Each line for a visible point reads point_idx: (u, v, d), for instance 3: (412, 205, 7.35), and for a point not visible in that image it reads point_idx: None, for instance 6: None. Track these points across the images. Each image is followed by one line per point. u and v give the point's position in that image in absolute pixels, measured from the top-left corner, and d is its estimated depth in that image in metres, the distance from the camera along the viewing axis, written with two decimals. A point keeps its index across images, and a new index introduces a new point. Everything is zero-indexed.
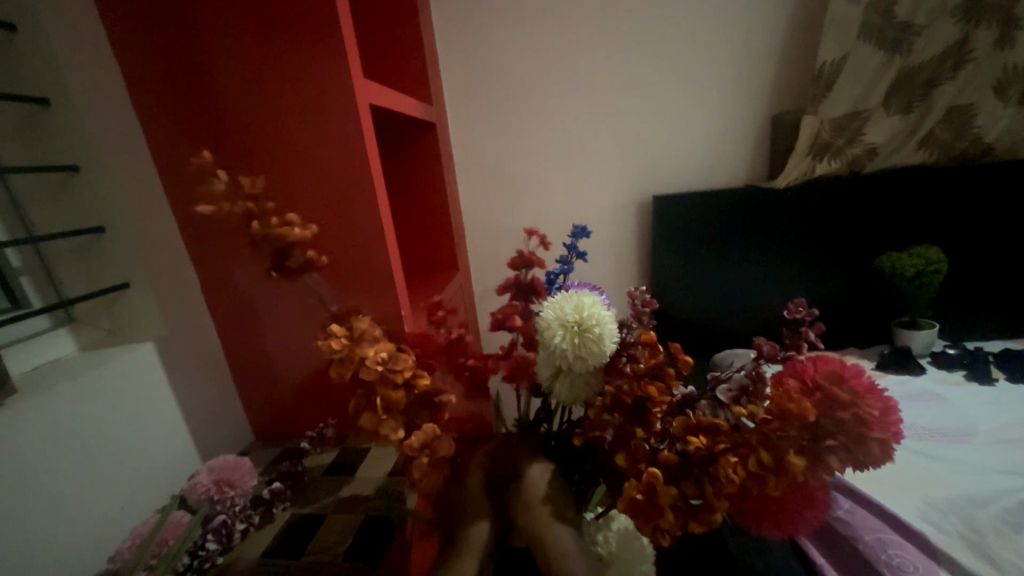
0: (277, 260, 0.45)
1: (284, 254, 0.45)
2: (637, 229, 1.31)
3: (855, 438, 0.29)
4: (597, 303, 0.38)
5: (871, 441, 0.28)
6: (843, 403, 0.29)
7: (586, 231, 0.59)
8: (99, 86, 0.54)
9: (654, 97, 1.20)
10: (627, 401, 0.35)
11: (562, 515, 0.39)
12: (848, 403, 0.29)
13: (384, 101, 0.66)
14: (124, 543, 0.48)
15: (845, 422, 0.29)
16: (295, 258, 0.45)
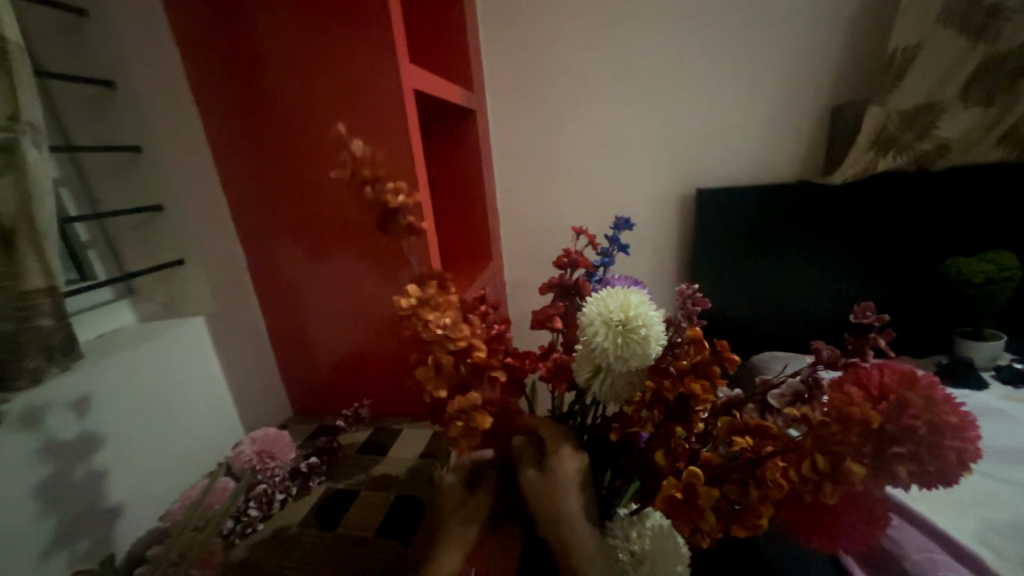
0: (391, 224, 0.49)
1: (388, 219, 0.49)
2: (678, 223, 1.27)
3: (927, 447, 0.27)
4: (644, 302, 0.37)
5: (946, 450, 0.26)
6: (915, 409, 0.27)
7: (629, 224, 0.57)
8: (160, 72, 0.56)
9: (703, 86, 1.15)
10: (670, 399, 0.34)
11: (586, 510, 0.39)
12: (920, 409, 0.27)
13: (429, 87, 0.67)
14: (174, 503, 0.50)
15: (916, 431, 0.27)
16: (398, 223, 0.49)
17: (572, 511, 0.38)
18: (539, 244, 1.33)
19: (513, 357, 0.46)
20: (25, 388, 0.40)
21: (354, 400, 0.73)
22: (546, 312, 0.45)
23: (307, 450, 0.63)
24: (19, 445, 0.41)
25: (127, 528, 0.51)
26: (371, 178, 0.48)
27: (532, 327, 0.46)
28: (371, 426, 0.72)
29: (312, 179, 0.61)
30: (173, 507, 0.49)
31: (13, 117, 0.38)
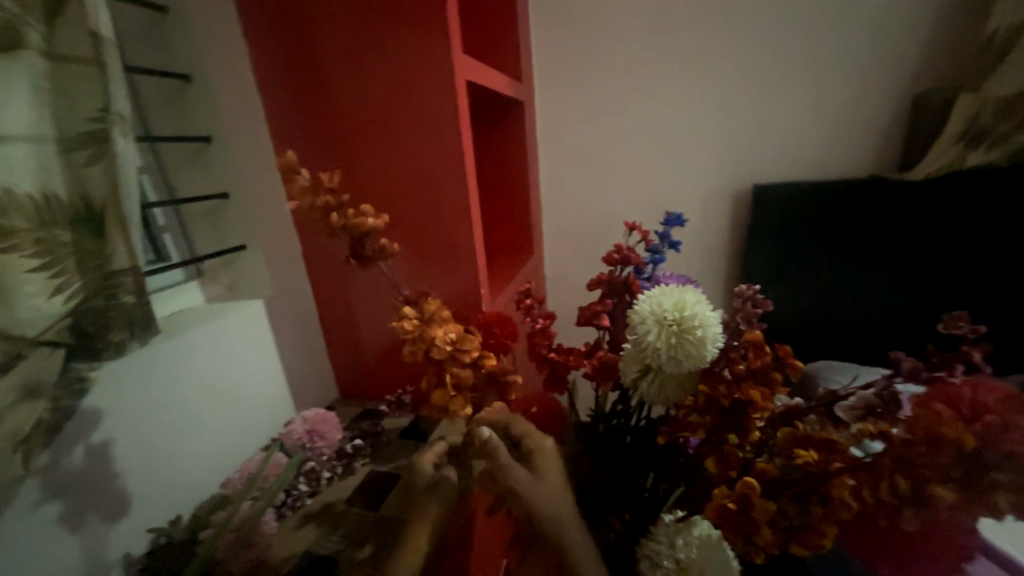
0: (354, 248, 0.46)
1: (360, 243, 0.45)
2: (730, 220, 1.21)
3: None
4: (700, 302, 0.35)
5: None
6: None
7: (682, 220, 0.55)
8: (230, 65, 0.60)
9: (765, 73, 1.08)
10: (724, 404, 0.32)
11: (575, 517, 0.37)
12: None
13: (481, 78, 0.67)
14: (235, 472, 0.55)
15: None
16: (368, 249, 0.46)
17: (561, 511, 0.36)
18: (582, 239, 1.29)
19: (557, 352, 0.45)
20: (112, 358, 0.44)
21: (397, 386, 0.75)
22: (594, 309, 0.43)
23: (353, 432, 0.68)
24: (109, 408, 0.46)
25: (194, 491, 0.55)
26: (337, 205, 0.44)
27: (578, 324, 0.45)
28: (413, 414, 0.72)
29: (363, 173, 0.63)
30: (234, 476, 0.53)
31: (108, 108, 0.42)
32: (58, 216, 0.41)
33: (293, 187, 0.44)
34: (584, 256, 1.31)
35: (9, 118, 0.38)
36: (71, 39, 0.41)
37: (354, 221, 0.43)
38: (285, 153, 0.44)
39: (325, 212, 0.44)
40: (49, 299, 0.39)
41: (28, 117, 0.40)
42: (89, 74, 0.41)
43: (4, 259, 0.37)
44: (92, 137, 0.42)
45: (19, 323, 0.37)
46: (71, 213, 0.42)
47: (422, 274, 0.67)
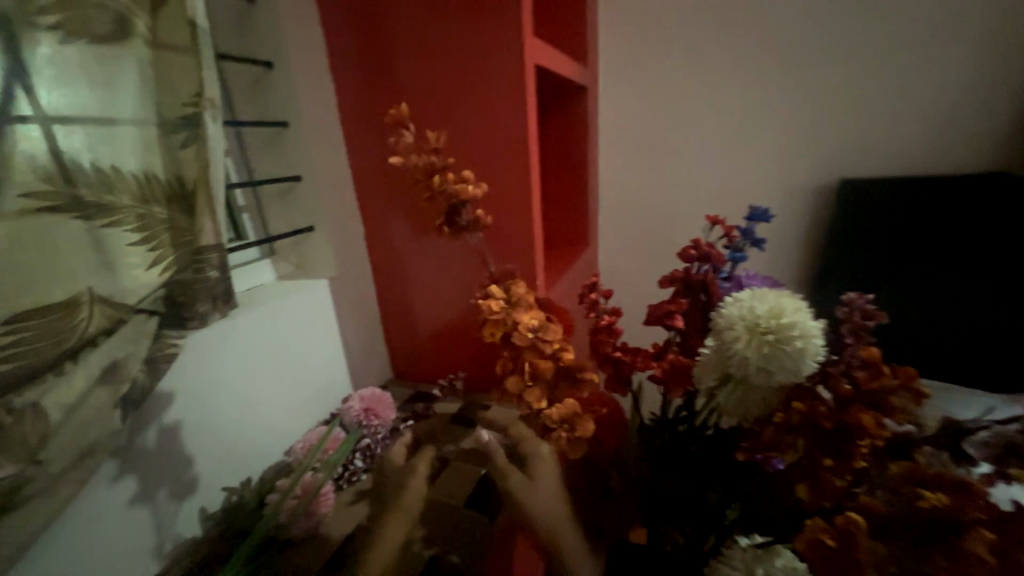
0: (449, 215, 0.46)
1: (455, 211, 0.46)
2: (810, 219, 1.10)
3: None
4: (800, 309, 0.32)
5: None
6: None
7: (768, 216, 0.50)
8: (308, 52, 0.62)
9: (867, 53, 0.96)
10: (825, 427, 0.28)
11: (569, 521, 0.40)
12: None
13: (550, 61, 0.65)
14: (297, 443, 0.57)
15: None
16: (463, 216, 0.46)
17: (559, 521, 0.39)
18: (642, 231, 1.24)
19: (623, 351, 0.43)
20: (196, 328, 0.47)
21: (451, 371, 0.76)
22: (666, 308, 0.41)
23: (408, 412, 0.68)
24: (194, 374, 0.50)
25: (263, 456, 0.59)
26: (441, 167, 0.45)
27: (646, 322, 0.42)
28: (463, 398, 0.73)
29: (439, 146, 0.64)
30: (296, 445, 0.56)
31: (201, 93, 0.45)
32: (156, 194, 0.43)
33: (400, 143, 0.45)
34: (641, 251, 1.26)
35: (120, 102, 0.41)
36: (172, 28, 0.43)
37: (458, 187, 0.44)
38: (400, 106, 0.44)
39: (428, 173, 0.44)
40: (146, 270, 0.42)
41: (136, 101, 0.42)
42: (184, 60, 0.44)
43: (110, 232, 0.39)
44: (187, 121, 0.45)
45: (124, 291, 0.40)
46: (167, 191, 0.44)
47: (487, 252, 0.67)
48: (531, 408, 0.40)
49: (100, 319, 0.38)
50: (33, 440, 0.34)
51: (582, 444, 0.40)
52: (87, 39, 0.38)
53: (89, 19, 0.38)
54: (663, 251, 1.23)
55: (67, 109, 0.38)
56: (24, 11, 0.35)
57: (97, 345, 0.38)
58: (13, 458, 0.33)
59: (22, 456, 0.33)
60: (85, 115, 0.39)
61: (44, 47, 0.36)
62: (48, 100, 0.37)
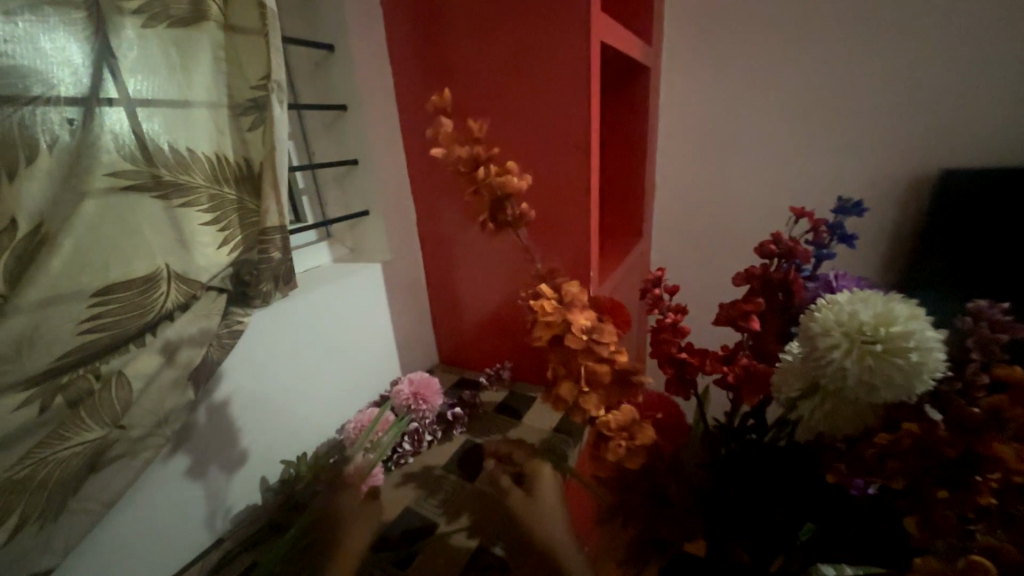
0: (493, 209, 0.43)
1: (500, 205, 0.43)
2: (900, 216, 0.95)
3: None
4: (914, 317, 0.28)
5: None
6: None
7: (862, 209, 0.44)
8: (368, 34, 0.61)
9: (995, 13, 0.79)
10: (948, 456, 0.25)
11: (561, 522, 0.39)
12: None
13: (615, 39, 0.61)
14: (348, 424, 0.59)
15: None
16: (507, 212, 0.43)
17: (550, 520, 0.39)
18: (698, 223, 1.15)
19: (689, 353, 0.40)
20: (260, 307, 0.49)
21: (496, 360, 0.76)
22: (741, 308, 0.37)
23: (453, 400, 0.68)
24: (258, 352, 0.52)
25: (318, 432, 0.61)
26: (485, 159, 0.41)
27: (716, 322, 0.39)
28: (509, 389, 0.73)
29: (495, 130, 0.62)
30: (349, 426, 0.58)
31: (268, 77, 0.45)
32: (226, 175, 0.45)
33: (441, 134, 0.42)
34: (696, 246, 1.17)
35: (194, 85, 0.42)
36: (244, 11, 0.44)
37: (502, 179, 0.41)
38: (441, 93, 0.41)
39: (472, 164, 0.41)
40: (216, 249, 0.43)
41: (209, 84, 0.43)
42: (254, 44, 0.45)
43: (185, 211, 0.41)
44: (255, 104, 0.45)
45: (199, 269, 0.42)
46: (235, 172, 0.46)
47: (536, 243, 0.66)
48: (588, 415, 0.38)
49: (176, 294, 0.41)
50: (118, 406, 0.37)
51: (642, 453, 0.38)
52: (165, 23, 0.39)
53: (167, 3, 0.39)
54: (720, 245, 1.14)
55: (149, 93, 0.39)
56: None
57: (173, 319, 0.41)
58: (99, 422, 0.35)
59: (106, 420, 0.36)
60: (163, 99, 0.40)
61: (129, 32, 0.37)
62: (133, 84, 0.38)
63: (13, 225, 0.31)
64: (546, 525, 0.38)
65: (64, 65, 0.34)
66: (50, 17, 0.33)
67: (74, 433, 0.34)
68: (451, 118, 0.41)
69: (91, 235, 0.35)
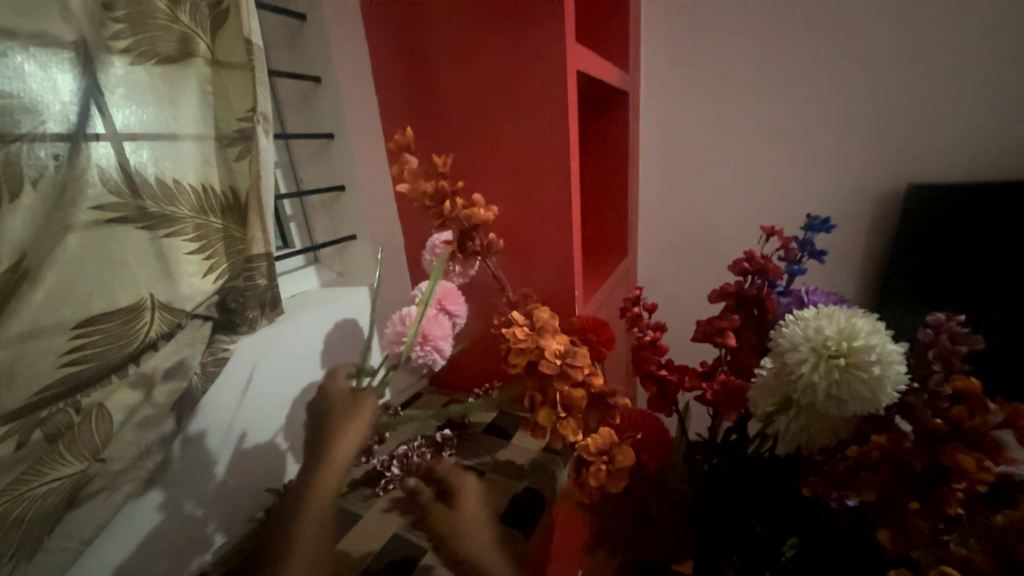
0: (461, 239, 0.46)
1: (468, 235, 0.46)
2: (873, 230, 0.99)
3: None
4: (874, 330, 0.29)
5: None
6: None
7: (830, 225, 0.45)
8: (354, 66, 0.63)
9: (941, 46, 0.86)
10: (915, 467, 0.26)
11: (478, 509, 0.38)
12: None
13: (590, 67, 0.64)
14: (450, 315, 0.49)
15: None
16: (475, 240, 0.46)
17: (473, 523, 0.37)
18: (681, 239, 1.17)
19: (669, 370, 0.40)
20: (246, 333, 0.49)
21: (483, 381, 0.75)
22: (715, 324, 0.38)
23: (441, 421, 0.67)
24: (245, 380, 0.52)
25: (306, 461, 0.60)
26: (452, 193, 0.44)
27: (694, 339, 0.39)
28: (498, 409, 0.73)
29: (472, 156, 0.63)
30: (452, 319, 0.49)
31: (254, 109, 0.46)
32: (212, 205, 0.46)
33: (407, 170, 0.43)
34: (681, 262, 1.19)
35: (181, 118, 0.43)
36: (230, 45, 0.45)
37: (468, 212, 0.43)
38: (408, 129, 0.43)
39: (437, 199, 0.43)
40: (201, 278, 0.44)
41: (196, 117, 0.44)
42: (240, 77, 0.46)
43: (171, 241, 0.42)
44: (241, 135, 0.46)
45: (181, 297, 0.42)
46: (221, 202, 0.47)
47: (516, 263, 0.67)
48: (567, 441, 0.39)
49: (160, 323, 0.41)
50: (98, 439, 0.36)
51: (624, 476, 0.37)
52: (154, 60, 0.40)
53: (156, 41, 0.40)
54: (705, 261, 1.15)
55: (137, 127, 0.40)
56: (99, 35, 0.37)
57: (157, 348, 0.41)
58: (79, 456, 0.35)
59: (87, 455, 0.35)
60: (150, 132, 0.41)
61: (117, 69, 0.38)
62: (121, 118, 0.39)
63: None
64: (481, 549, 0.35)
65: (52, 101, 0.35)
66: (43, 56, 0.34)
67: (51, 469, 0.33)
68: (413, 155, 0.42)
69: (74, 267, 0.36)
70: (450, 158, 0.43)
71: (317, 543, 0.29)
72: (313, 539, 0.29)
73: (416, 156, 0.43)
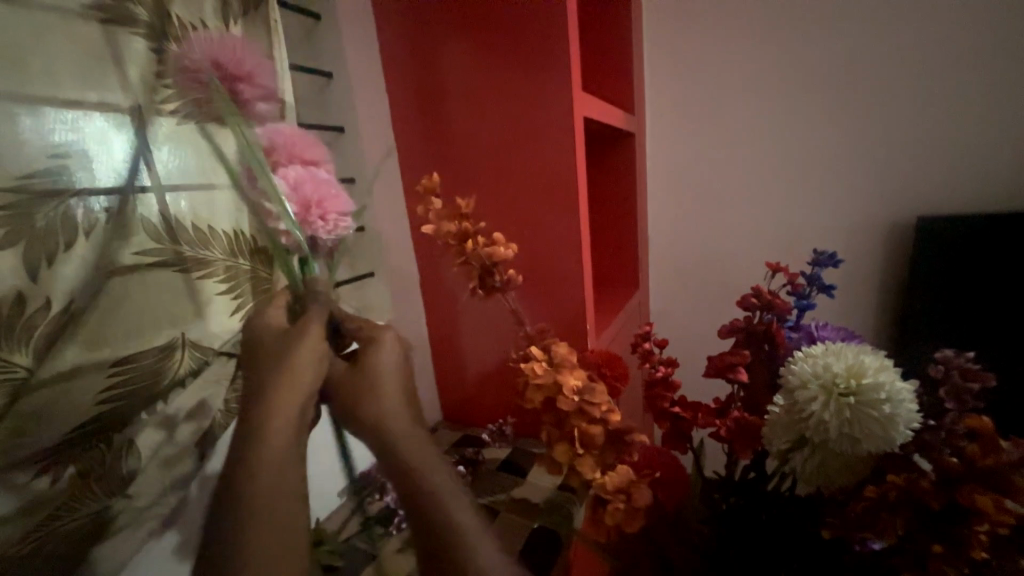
0: (481, 276, 0.47)
1: (488, 273, 0.47)
2: (884, 261, 0.99)
3: None
4: (883, 366, 0.29)
5: None
6: None
7: (838, 261, 0.46)
8: (376, 117, 0.67)
9: (933, 88, 0.90)
10: (934, 508, 0.26)
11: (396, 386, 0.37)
12: None
13: (596, 113, 0.68)
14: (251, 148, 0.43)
15: None
16: (496, 278, 0.47)
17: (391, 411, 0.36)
18: (692, 272, 1.17)
19: (683, 407, 0.41)
20: None
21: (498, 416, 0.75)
22: (731, 359, 0.38)
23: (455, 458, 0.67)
24: None
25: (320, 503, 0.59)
26: (476, 233, 0.46)
27: (706, 375, 0.40)
28: (512, 445, 0.72)
29: (486, 194, 0.66)
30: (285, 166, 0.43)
31: None
32: (242, 248, 0.48)
33: (431, 211, 0.47)
34: (693, 295, 1.18)
35: (219, 170, 0.46)
36: None
37: (489, 250, 0.45)
38: (434, 175, 0.46)
39: (461, 238, 0.46)
40: (229, 316, 0.47)
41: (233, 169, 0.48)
42: None
43: (203, 283, 0.44)
44: None
45: (209, 336, 0.45)
46: (251, 246, 0.49)
47: (529, 295, 0.68)
48: (585, 479, 0.39)
49: (189, 361, 0.43)
50: (125, 474, 0.39)
51: (641, 516, 0.37)
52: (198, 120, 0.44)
53: None
54: (717, 293, 1.15)
55: (177, 177, 0.43)
56: (151, 100, 0.41)
57: (184, 385, 0.43)
58: (106, 492, 0.37)
59: (115, 490, 0.38)
60: (190, 182, 0.44)
61: (163, 129, 0.42)
62: (164, 170, 0.42)
63: (47, 305, 0.34)
64: (391, 422, 0.35)
65: (104, 158, 0.38)
66: (100, 120, 0.38)
67: (80, 505, 0.36)
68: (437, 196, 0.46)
69: (114, 307, 0.38)
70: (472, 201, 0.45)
71: (278, 499, 0.28)
72: (274, 514, 0.28)
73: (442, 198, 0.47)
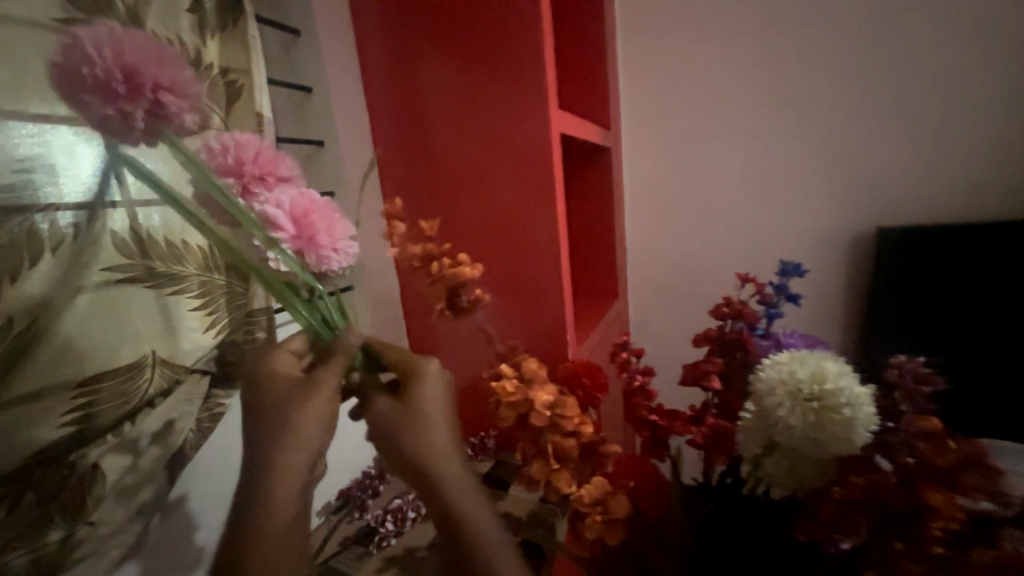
0: (450, 298, 0.48)
1: (456, 293, 0.48)
2: (849, 270, 1.03)
3: None
4: (844, 372, 0.31)
5: None
6: None
7: (801, 271, 0.48)
8: (355, 130, 0.67)
9: (885, 108, 0.97)
10: (895, 504, 0.27)
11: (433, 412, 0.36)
12: None
13: (572, 128, 0.70)
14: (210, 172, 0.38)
15: None
16: (462, 299, 0.48)
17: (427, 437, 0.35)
18: (670, 282, 1.19)
19: (659, 415, 0.42)
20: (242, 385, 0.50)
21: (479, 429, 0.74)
22: (702, 368, 0.40)
23: None
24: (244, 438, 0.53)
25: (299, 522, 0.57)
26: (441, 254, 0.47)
27: (682, 379, 0.41)
28: (495, 457, 0.71)
29: (464, 208, 0.67)
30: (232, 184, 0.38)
31: None
32: (217, 262, 0.47)
33: (395, 235, 0.47)
34: (671, 305, 1.20)
35: None
36: (241, 120, 0.50)
37: (452, 270, 0.46)
38: (396, 200, 0.47)
39: (426, 259, 0.47)
40: (203, 333, 0.45)
41: None
42: None
43: (176, 299, 0.43)
44: None
45: (182, 354, 0.43)
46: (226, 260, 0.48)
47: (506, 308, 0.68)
48: (562, 492, 0.40)
49: (160, 380, 0.41)
50: (88, 500, 0.37)
51: (619, 525, 0.39)
52: None
53: None
54: (694, 303, 1.18)
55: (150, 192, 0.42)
56: None
57: (154, 406, 0.41)
58: (69, 518, 0.36)
59: (77, 517, 0.36)
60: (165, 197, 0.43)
61: None
62: (135, 185, 0.41)
63: (8, 323, 0.33)
64: (432, 454, 0.34)
65: (75, 174, 0.38)
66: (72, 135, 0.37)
67: (40, 531, 0.34)
68: (398, 221, 0.46)
69: (80, 325, 0.37)
70: (435, 224, 0.47)
71: (292, 537, 0.30)
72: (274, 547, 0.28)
73: (402, 222, 0.47)
